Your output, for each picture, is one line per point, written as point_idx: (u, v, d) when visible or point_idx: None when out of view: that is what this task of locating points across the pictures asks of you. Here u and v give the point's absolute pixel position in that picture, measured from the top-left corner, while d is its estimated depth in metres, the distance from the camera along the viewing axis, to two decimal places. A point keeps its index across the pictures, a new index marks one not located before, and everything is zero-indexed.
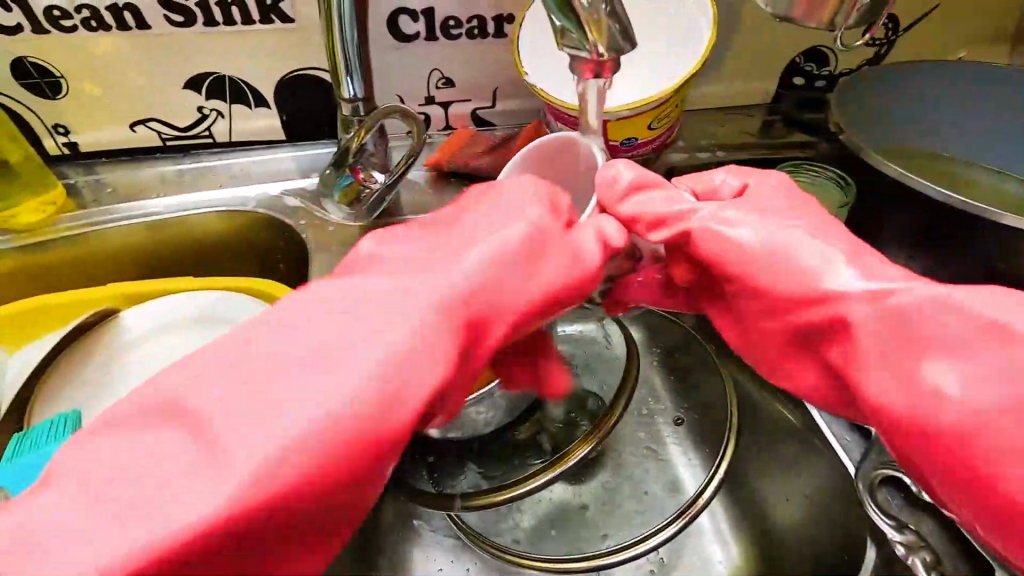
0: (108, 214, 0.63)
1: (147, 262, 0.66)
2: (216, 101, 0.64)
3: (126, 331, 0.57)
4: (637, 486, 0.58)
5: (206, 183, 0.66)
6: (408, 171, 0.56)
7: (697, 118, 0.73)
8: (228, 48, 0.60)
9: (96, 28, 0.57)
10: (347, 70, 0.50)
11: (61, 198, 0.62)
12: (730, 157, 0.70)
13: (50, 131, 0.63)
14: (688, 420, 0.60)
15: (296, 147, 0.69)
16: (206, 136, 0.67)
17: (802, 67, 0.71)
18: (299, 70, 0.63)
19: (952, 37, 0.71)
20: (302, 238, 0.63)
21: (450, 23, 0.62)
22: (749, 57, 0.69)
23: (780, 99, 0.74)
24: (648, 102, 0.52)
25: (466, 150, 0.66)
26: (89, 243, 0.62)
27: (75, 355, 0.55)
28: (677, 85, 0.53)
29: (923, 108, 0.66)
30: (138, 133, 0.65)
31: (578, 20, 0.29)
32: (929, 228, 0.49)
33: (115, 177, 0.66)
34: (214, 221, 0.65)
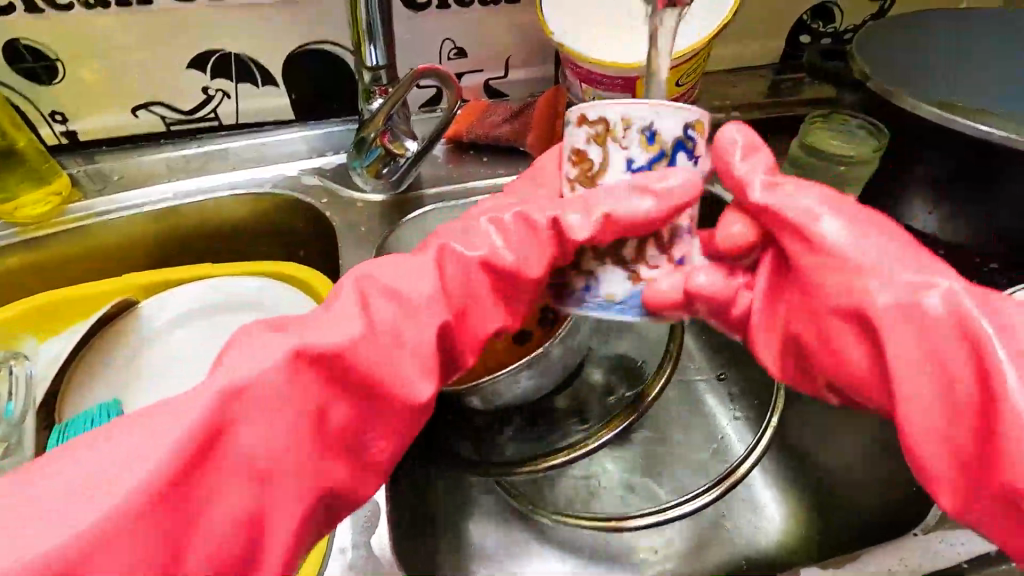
0: (115, 204, 0.60)
1: (161, 252, 0.63)
2: (222, 80, 0.62)
3: (149, 323, 0.53)
4: (677, 447, 0.58)
5: (214, 168, 0.64)
6: (438, 143, 0.55)
7: (709, 82, 0.73)
8: (235, 22, 0.58)
9: (94, 4, 0.54)
10: (370, 36, 0.49)
11: (66, 188, 0.59)
12: (744, 118, 0.70)
13: (47, 119, 0.60)
14: (730, 377, 0.60)
15: (307, 127, 0.67)
16: (213, 118, 0.64)
17: (809, 24, 0.71)
18: (309, 44, 0.61)
19: None
20: (323, 217, 0.60)
21: None
22: (759, 16, 0.69)
23: (788, 58, 0.74)
24: (677, 58, 0.52)
25: (486, 119, 0.64)
26: (99, 234, 0.59)
27: (101, 345, 0.52)
28: (704, 39, 0.52)
29: None
30: (140, 119, 0.63)
31: None
32: (960, 165, 0.49)
33: (118, 166, 0.63)
34: (228, 204, 0.62)
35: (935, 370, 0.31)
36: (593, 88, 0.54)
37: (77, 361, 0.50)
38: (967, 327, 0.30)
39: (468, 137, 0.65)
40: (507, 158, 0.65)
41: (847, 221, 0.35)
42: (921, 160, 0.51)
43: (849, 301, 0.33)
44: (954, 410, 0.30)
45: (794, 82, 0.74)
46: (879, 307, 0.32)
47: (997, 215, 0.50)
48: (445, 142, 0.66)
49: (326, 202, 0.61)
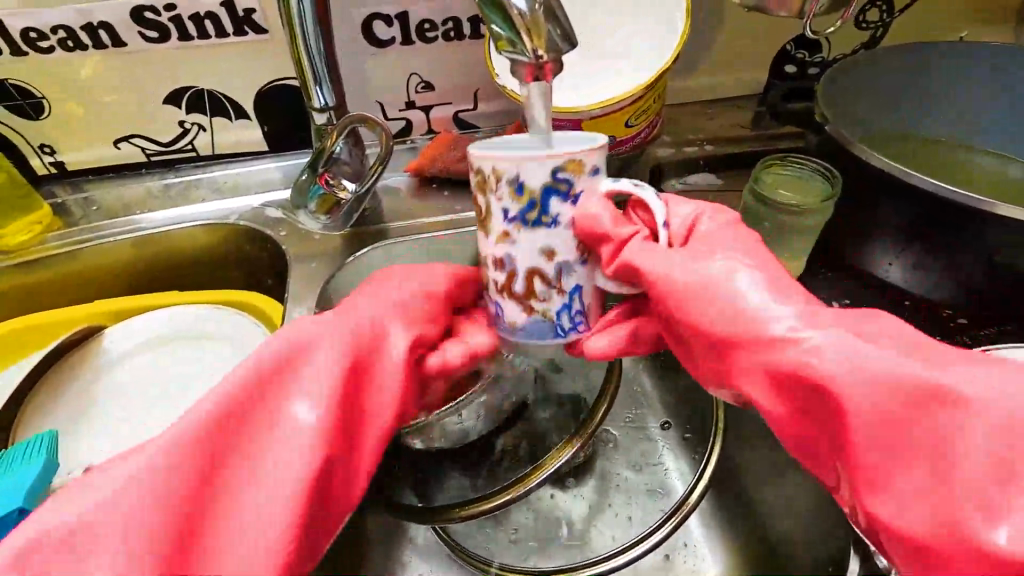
0: (94, 232, 0.63)
1: (135, 277, 0.66)
2: (197, 115, 0.64)
3: (110, 351, 0.56)
4: (622, 497, 0.56)
5: (188, 198, 0.66)
6: (383, 178, 0.56)
7: (685, 113, 0.71)
8: (205, 61, 0.60)
9: (73, 47, 0.57)
10: (316, 78, 0.50)
11: (47, 217, 0.62)
12: (717, 152, 0.69)
13: (36, 151, 0.64)
14: (676, 425, 0.59)
15: (280, 158, 0.69)
16: (189, 150, 0.67)
17: (793, 54, 0.69)
18: (277, 80, 0.63)
19: (948, 16, 0.68)
20: (283, 249, 0.62)
21: (425, 26, 0.61)
22: (736, 47, 0.67)
23: (770, 89, 0.71)
24: (624, 100, 0.51)
25: (448, 154, 0.65)
26: (78, 261, 0.63)
27: (64, 371, 0.55)
28: (652, 81, 0.51)
29: (917, 91, 0.63)
30: (121, 150, 0.66)
31: (518, 27, 0.27)
32: (917, 218, 0.46)
33: (100, 195, 0.67)
34: (197, 234, 0.64)
35: (927, 464, 0.30)
36: None
37: (39, 386, 0.54)
38: (928, 399, 0.30)
39: (430, 171, 0.65)
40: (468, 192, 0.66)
41: (768, 283, 0.35)
42: (878, 210, 0.49)
43: (867, 409, 0.30)
44: (941, 458, 0.29)
45: (775, 114, 0.72)
46: (803, 367, 0.32)
47: (957, 269, 0.48)
48: (407, 175, 0.66)
49: (286, 234, 0.62)
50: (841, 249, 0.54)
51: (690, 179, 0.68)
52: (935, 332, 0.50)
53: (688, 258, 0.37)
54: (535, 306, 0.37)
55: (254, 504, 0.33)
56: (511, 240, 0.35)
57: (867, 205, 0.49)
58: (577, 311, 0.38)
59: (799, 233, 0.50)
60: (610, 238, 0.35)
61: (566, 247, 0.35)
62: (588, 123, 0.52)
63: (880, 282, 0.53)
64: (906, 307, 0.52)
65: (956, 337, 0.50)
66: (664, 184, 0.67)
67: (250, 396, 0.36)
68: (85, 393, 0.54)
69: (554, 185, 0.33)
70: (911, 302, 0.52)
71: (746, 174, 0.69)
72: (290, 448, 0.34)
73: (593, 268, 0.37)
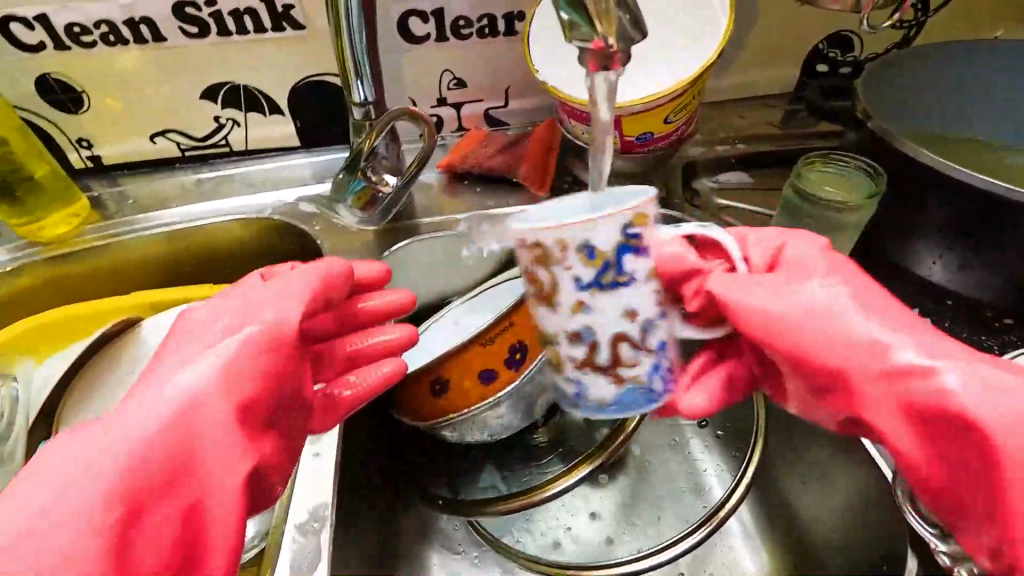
0: (130, 225, 0.64)
1: (168, 270, 0.66)
2: (232, 110, 0.65)
3: (146, 343, 0.56)
4: (657, 496, 0.56)
5: (222, 192, 0.67)
6: (419, 175, 0.56)
7: (716, 111, 0.71)
8: (243, 57, 0.61)
9: (114, 42, 0.58)
10: (357, 73, 0.50)
11: (84, 210, 0.63)
12: (750, 150, 0.68)
13: (74, 145, 0.65)
14: (714, 424, 0.58)
15: (312, 153, 0.70)
16: (223, 145, 0.68)
17: (826, 53, 0.68)
18: (312, 76, 0.63)
19: (986, 14, 0.67)
20: (317, 243, 0.62)
21: (461, 23, 0.62)
22: (770, 45, 0.67)
23: (803, 87, 0.71)
24: (664, 95, 0.50)
25: (480, 150, 0.65)
26: (114, 253, 0.63)
27: (101, 362, 0.55)
28: (693, 77, 0.51)
29: (955, 89, 0.63)
30: (157, 145, 0.67)
31: (589, 14, 0.27)
32: (964, 215, 0.46)
33: (135, 188, 0.67)
34: (231, 228, 0.65)
35: None
36: (580, 124, 0.55)
37: (77, 376, 0.54)
38: None
39: (463, 168, 0.65)
40: (500, 189, 0.66)
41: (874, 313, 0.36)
42: (922, 207, 0.48)
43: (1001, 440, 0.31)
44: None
45: (808, 112, 0.71)
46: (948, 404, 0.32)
47: (1003, 266, 0.47)
48: (440, 171, 0.67)
49: (321, 229, 0.63)
50: (880, 247, 0.54)
51: (721, 178, 0.68)
52: (979, 331, 0.50)
53: (788, 291, 0.38)
54: (618, 375, 0.36)
55: (220, 490, 0.34)
56: (586, 307, 0.34)
57: (910, 203, 0.49)
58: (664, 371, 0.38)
59: (840, 229, 0.51)
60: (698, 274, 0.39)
61: (645, 306, 0.35)
62: (628, 119, 0.52)
63: (921, 280, 0.53)
64: (949, 306, 0.51)
65: (1001, 336, 0.49)
66: (696, 183, 0.67)
67: (176, 414, 0.35)
68: (122, 384, 0.54)
69: (627, 242, 0.33)
70: (954, 301, 0.51)
71: (779, 173, 0.69)
72: (221, 432, 0.35)
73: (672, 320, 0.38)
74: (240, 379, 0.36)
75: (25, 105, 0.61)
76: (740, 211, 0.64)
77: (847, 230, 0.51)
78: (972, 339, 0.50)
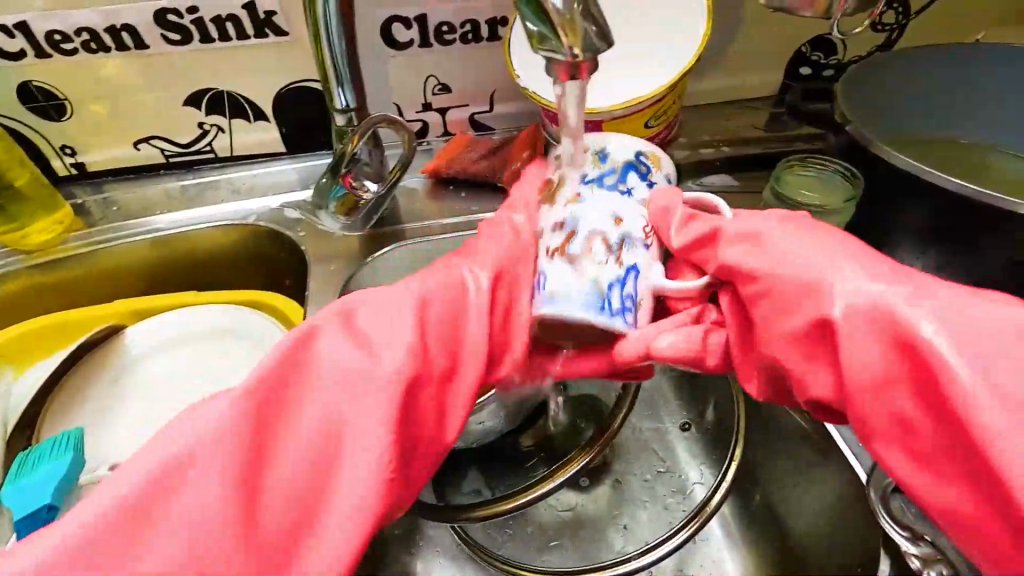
0: (114, 232, 0.64)
1: (153, 277, 0.66)
2: (216, 116, 0.65)
3: (131, 350, 0.57)
4: (641, 498, 0.56)
5: (206, 199, 0.67)
6: (402, 181, 0.56)
7: (700, 115, 0.71)
8: (225, 63, 0.61)
9: (96, 50, 0.58)
10: (338, 80, 0.50)
11: (68, 218, 0.62)
12: (734, 154, 0.69)
13: (58, 152, 0.65)
14: (696, 425, 0.58)
15: (297, 159, 0.70)
16: (208, 151, 0.68)
17: (808, 57, 0.68)
18: (296, 82, 0.63)
19: (965, 18, 0.67)
20: (302, 249, 0.62)
21: (443, 29, 0.62)
22: (753, 49, 0.67)
23: (786, 90, 0.71)
24: (644, 101, 0.51)
25: (464, 155, 0.65)
26: (99, 260, 0.63)
27: (85, 370, 0.55)
28: (673, 82, 0.51)
29: (934, 93, 0.63)
30: (141, 151, 0.67)
31: (555, 24, 0.27)
32: (939, 218, 0.47)
33: (119, 195, 0.67)
34: (216, 234, 0.65)
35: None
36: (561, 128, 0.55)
37: (60, 384, 0.54)
38: None
39: (447, 173, 0.65)
40: (485, 193, 0.66)
41: (904, 296, 0.33)
42: (899, 211, 0.49)
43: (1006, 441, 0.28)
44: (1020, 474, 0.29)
45: (791, 115, 0.71)
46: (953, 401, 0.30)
47: (979, 269, 0.48)
48: (424, 176, 0.67)
49: (305, 235, 0.63)
50: None
51: (705, 181, 0.67)
52: None
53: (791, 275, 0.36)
54: (570, 255, 0.39)
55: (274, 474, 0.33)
56: (580, 201, 0.42)
57: (887, 206, 0.49)
58: (628, 295, 0.39)
59: None
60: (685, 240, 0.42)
61: (629, 218, 0.41)
62: (608, 124, 0.52)
63: None
64: None
65: None
66: (680, 185, 0.67)
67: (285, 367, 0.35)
68: (109, 391, 0.55)
69: (636, 163, 0.44)
70: None
71: (762, 176, 0.69)
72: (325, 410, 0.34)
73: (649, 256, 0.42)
74: (356, 359, 0.35)
75: (7, 112, 0.61)
76: None
77: None
78: None
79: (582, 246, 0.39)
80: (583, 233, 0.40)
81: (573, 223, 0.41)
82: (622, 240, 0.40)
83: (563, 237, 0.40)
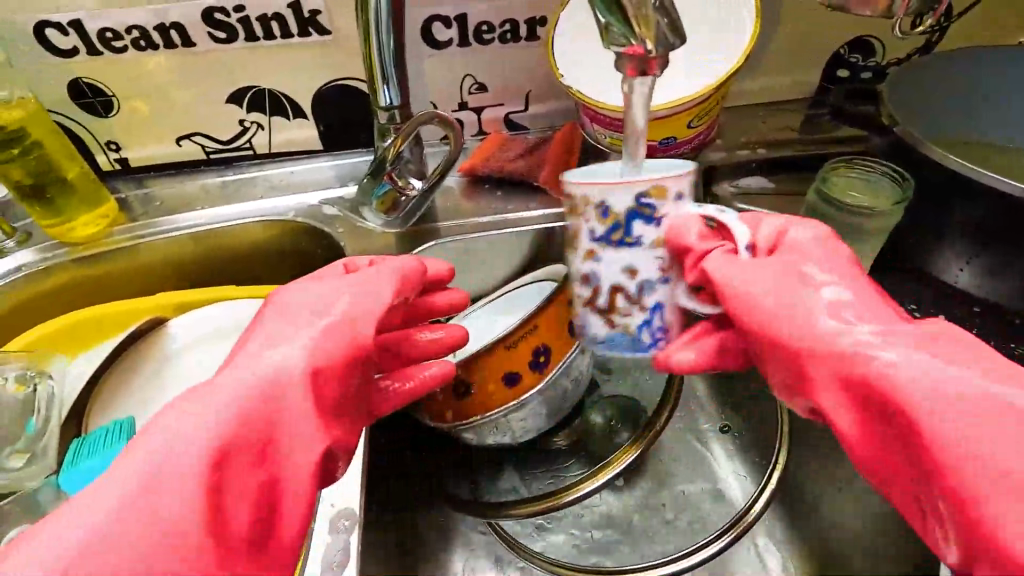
0: (156, 227, 0.65)
1: (193, 271, 0.67)
2: (257, 114, 0.66)
3: (174, 343, 0.58)
4: (678, 501, 0.56)
5: (246, 195, 0.68)
6: (443, 180, 0.57)
7: (736, 116, 0.71)
8: (268, 61, 0.62)
9: (145, 47, 0.59)
10: (384, 78, 0.51)
11: (112, 212, 0.64)
12: (771, 155, 0.68)
13: (103, 148, 0.66)
14: (736, 429, 0.58)
15: (334, 156, 0.71)
16: (248, 148, 0.69)
17: (848, 58, 0.68)
18: (336, 81, 0.64)
19: (1011, 20, 0.66)
20: (341, 245, 0.63)
21: (483, 28, 0.62)
22: (792, 50, 0.66)
23: (824, 92, 0.71)
24: (688, 101, 0.51)
25: (501, 154, 0.65)
26: (141, 254, 0.64)
27: (130, 361, 0.56)
28: (717, 82, 0.51)
29: (979, 96, 0.62)
30: (183, 148, 0.68)
31: (627, 19, 0.27)
32: (994, 222, 0.46)
33: (161, 191, 0.69)
34: (255, 229, 0.66)
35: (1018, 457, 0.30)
36: (601, 128, 0.55)
37: (107, 375, 0.55)
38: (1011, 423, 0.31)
39: (484, 172, 0.66)
40: (520, 193, 0.66)
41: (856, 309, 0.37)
42: (950, 214, 0.48)
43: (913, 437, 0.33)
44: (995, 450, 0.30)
45: (829, 117, 0.71)
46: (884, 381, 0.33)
47: None
48: (461, 175, 0.67)
49: (344, 231, 0.63)
50: (906, 253, 0.54)
51: (741, 182, 0.68)
52: (1007, 339, 0.50)
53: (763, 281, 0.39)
54: (612, 320, 0.39)
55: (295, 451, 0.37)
56: (596, 258, 0.38)
57: (938, 209, 0.49)
58: (659, 328, 0.39)
59: (866, 236, 0.50)
60: (694, 252, 0.38)
61: (647, 266, 0.38)
62: (651, 124, 0.52)
63: (948, 287, 0.52)
64: (976, 314, 0.51)
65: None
66: (716, 187, 0.68)
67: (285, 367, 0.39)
68: (153, 382, 0.56)
69: (639, 209, 0.36)
70: (982, 308, 0.51)
71: (800, 178, 0.68)
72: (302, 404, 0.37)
73: (676, 285, 0.39)
74: (353, 336, 0.40)
75: (57, 108, 0.62)
76: (761, 217, 0.64)
77: (871, 235, 0.51)
78: (1001, 346, 0.49)
79: (616, 306, 0.38)
80: (607, 287, 0.38)
81: (597, 275, 0.38)
82: (645, 285, 0.38)
83: (592, 298, 0.39)
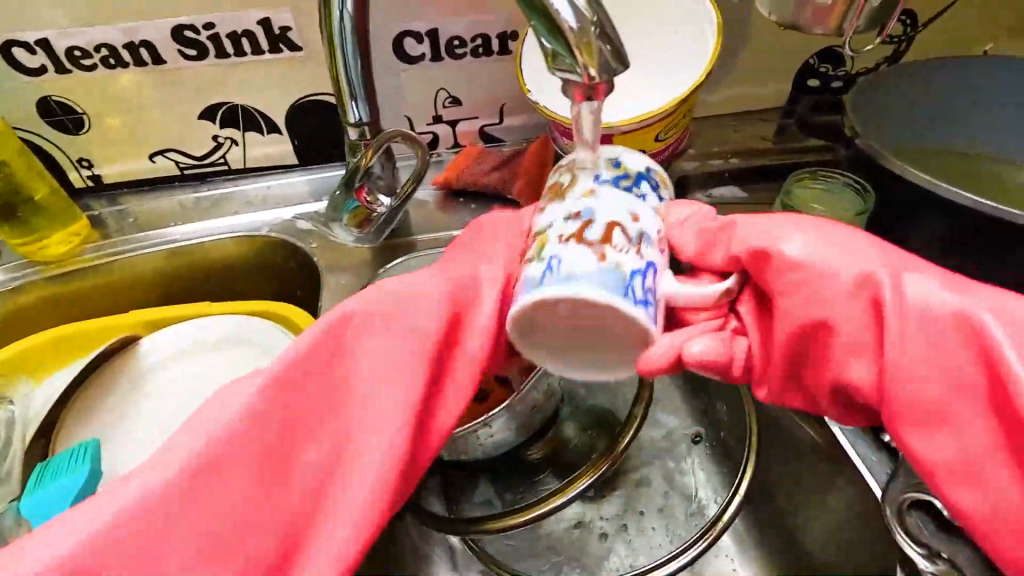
0: (129, 244, 0.65)
1: (168, 287, 0.67)
2: (230, 129, 0.66)
3: (146, 360, 0.57)
4: (653, 511, 0.56)
5: (220, 211, 0.68)
6: (415, 194, 0.57)
7: (708, 126, 0.72)
8: (240, 78, 0.62)
9: (114, 65, 0.59)
10: (352, 95, 0.51)
11: (84, 229, 0.64)
12: (743, 165, 0.69)
13: (75, 165, 0.66)
14: (708, 438, 0.58)
15: (309, 171, 0.71)
16: (222, 163, 0.69)
17: (817, 69, 0.69)
18: (309, 96, 0.64)
19: (973, 31, 0.68)
20: (315, 260, 0.63)
21: (454, 43, 0.63)
22: (762, 61, 0.67)
23: (794, 102, 0.71)
24: (654, 115, 0.51)
25: (475, 166, 0.66)
26: (113, 271, 0.64)
27: (101, 379, 0.56)
28: (683, 96, 0.51)
29: (942, 106, 0.64)
30: (156, 164, 0.68)
31: (570, 46, 0.27)
32: (952, 232, 0.47)
33: (135, 207, 0.68)
34: (229, 245, 0.66)
35: None
36: (572, 142, 0.56)
37: (77, 394, 0.55)
38: None
39: (459, 185, 0.66)
40: (495, 206, 0.66)
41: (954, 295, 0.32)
42: (910, 225, 0.49)
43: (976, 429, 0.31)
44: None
45: (799, 127, 0.72)
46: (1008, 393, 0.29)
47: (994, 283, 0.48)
48: (435, 188, 0.67)
49: (318, 246, 0.63)
50: None
51: (715, 192, 0.69)
52: None
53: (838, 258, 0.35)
54: (600, 249, 0.33)
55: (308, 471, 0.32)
56: (594, 195, 0.36)
57: (898, 220, 0.50)
58: (648, 285, 0.34)
59: None
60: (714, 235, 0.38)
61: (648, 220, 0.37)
62: (618, 138, 0.52)
63: None
64: None
65: None
66: (689, 197, 0.68)
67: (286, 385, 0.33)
68: (124, 401, 0.55)
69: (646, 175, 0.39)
70: None
71: (771, 187, 0.69)
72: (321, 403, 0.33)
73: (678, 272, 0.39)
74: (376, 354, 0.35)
75: (28, 126, 0.62)
76: None
77: None
78: None
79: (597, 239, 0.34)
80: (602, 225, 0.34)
81: (590, 214, 0.35)
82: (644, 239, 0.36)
83: (577, 231, 0.34)
